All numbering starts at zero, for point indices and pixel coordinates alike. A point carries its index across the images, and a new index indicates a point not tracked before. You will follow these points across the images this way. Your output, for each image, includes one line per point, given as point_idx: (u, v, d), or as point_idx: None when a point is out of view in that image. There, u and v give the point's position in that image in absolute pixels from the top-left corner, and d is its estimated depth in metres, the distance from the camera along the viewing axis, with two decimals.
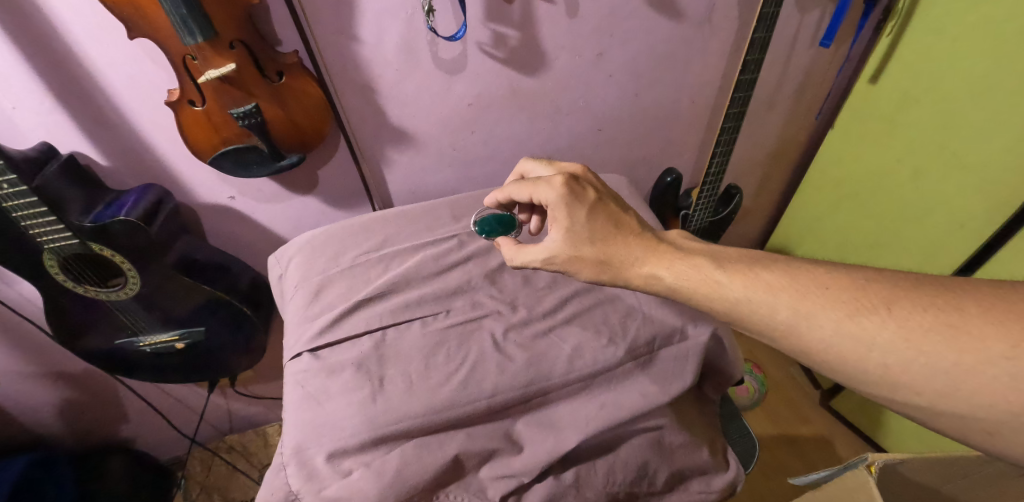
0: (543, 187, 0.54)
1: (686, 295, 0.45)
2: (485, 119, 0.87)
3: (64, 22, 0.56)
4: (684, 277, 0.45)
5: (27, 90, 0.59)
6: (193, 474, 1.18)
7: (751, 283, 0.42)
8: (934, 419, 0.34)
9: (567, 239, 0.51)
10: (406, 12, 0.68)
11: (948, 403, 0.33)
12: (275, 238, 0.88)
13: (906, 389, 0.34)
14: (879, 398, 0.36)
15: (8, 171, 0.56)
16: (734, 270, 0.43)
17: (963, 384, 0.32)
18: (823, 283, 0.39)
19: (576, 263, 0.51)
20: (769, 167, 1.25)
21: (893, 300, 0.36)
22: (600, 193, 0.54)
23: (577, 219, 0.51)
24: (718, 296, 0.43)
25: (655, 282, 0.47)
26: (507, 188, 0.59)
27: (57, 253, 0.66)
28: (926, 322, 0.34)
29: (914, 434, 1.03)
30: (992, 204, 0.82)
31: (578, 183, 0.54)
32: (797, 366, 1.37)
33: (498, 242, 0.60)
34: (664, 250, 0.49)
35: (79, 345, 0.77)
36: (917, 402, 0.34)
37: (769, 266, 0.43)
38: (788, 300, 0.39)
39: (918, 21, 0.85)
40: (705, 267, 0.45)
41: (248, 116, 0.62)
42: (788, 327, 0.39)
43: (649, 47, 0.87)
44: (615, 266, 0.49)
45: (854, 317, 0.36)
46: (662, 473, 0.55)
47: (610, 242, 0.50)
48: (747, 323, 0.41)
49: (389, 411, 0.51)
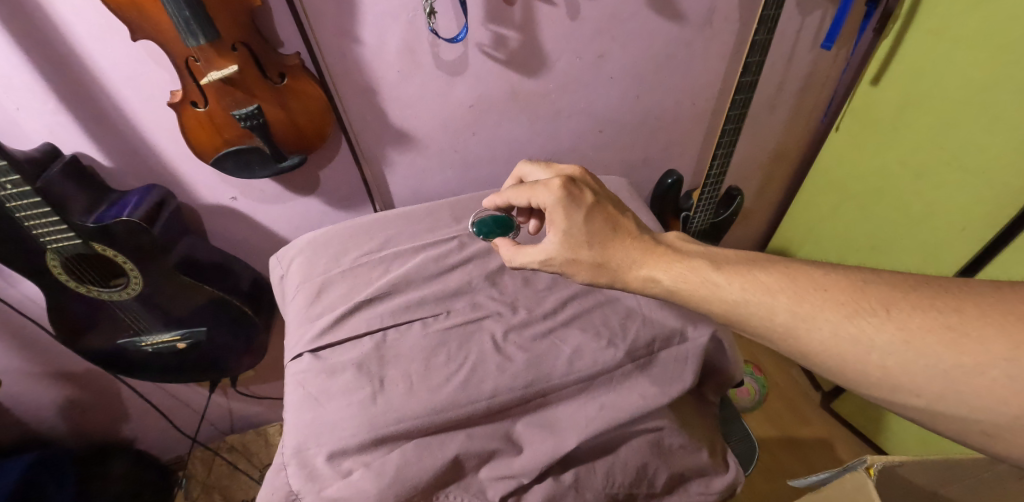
0: (541, 190, 0.54)
1: (685, 297, 0.45)
2: (486, 121, 0.87)
3: (68, 24, 0.56)
4: (682, 279, 0.45)
5: (31, 92, 0.59)
6: (195, 473, 1.18)
7: (749, 285, 0.42)
8: (933, 420, 0.34)
9: (565, 242, 0.51)
10: (407, 14, 0.68)
11: (947, 404, 0.33)
12: (276, 238, 0.89)
13: (906, 390, 0.34)
14: (879, 400, 0.36)
15: (12, 172, 0.56)
16: (732, 272, 0.43)
17: (962, 385, 0.32)
18: (822, 284, 0.39)
19: (575, 266, 0.52)
20: (770, 169, 1.25)
21: (892, 301, 0.36)
22: (598, 196, 0.54)
23: (575, 221, 0.51)
24: (717, 298, 0.43)
25: (653, 284, 0.47)
26: (505, 192, 0.60)
27: (60, 253, 0.66)
28: (925, 323, 0.34)
29: (914, 436, 1.03)
30: (992, 206, 0.82)
31: (575, 185, 0.54)
32: (797, 368, 1.37)
33: (497, 243, 0.60)
34: (662, 252, 0.49)
35: (82, 344, 0.77)
36: (916, 403, 0.34)
37: (766, 268, 0.43)
38: (787, 302, 0.39)
39: (919, 24, 0.85)
40: (703, 269, 0.45)
41: (251, 117, 0.62)
42: (787, 328, 0.39)
43: (649, 49, 0.87)
44: (613, 268, 0.50)
45: (853, 318, 0.36)
46: (661, 475, 0.55)
47: (608, 245, 0.50)
48: (745, 325, 0.41)
49: (389, 412, 0.51)
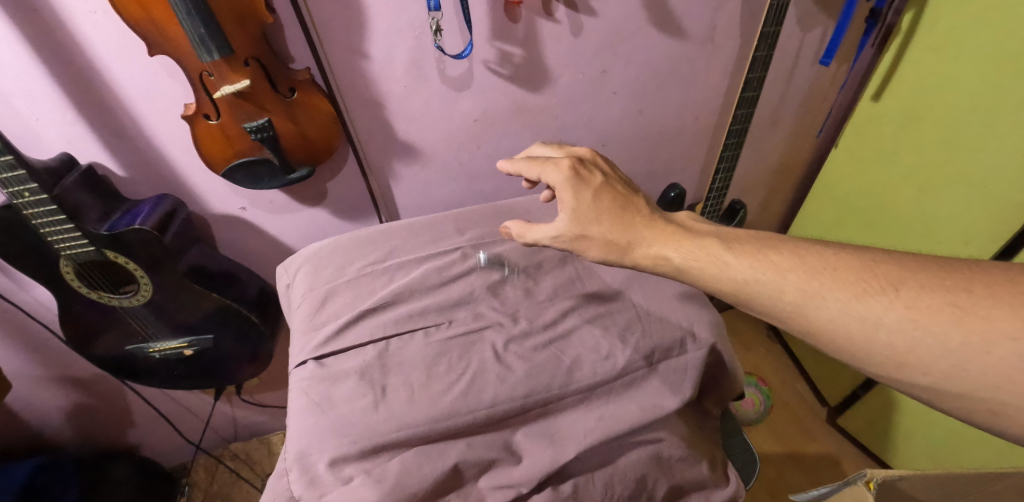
0: (551, 168, 0.56)
1: (695, 275, 0.45)
2: (491, 134, 0.89)
3: (89, 39, 0.59)
4: (692, 257, 0.46)
5: (50, 105, 0.62)
6: (198, 481, 1.19)
7: (759, 264, 0.42)
8: (940, 399, 0.35)
9: (574, 219, 0.53)
10: (415, 30, 0.71)
11: (954, 383, 0.34)
12: (284, 248, 0.90)
13: (914, 370, 0.35)
14: (886, 379, 0.37)
15: (30, 181, 0.59)
16: (742, 252, 0.43)
17: (969, 364, 0.33)
18: (831, 265, 0.39)
19: (584, 243, 0.53)
20: (772, 184, 1.26)
21: (901, 281, 0.36)
22: (608, 177, 0.55)
23: (584, 200, 0.53)
24: (726, 277, 0.43)
25: (663, 262, 0.47)
26: (517, 163, 0.59)
27: (73, 260, 0.68)
28: (934, 303, 0.34)
29: (924, 453, 1.01)
30: (994, 213, 0.81)
31: (584, 167, 0.56)
32: (802, 383, 1.35)
33: (507, 226, 0.62)
34: (672, 231, 0.49)
35: (93, 349, 0.79)
36: (924, 382, 0.35)
37: (776, 247, 0.43)
38: (796, 281, 0.40)
39: (919, 36, 0.86)
40: (712, 247, 0.45)
41: (261, 130, 0.64)
42: (795, 308, 0.39)
43: (652, 65, 0.89)
44: (623, 246, 0.50)
45: (862, 297, 0.37)
46: (661, 488, 0.54)
47: (617, 223, 0.51)
48: (754, 303, 0.42)
49: (390, 419, 0.52)
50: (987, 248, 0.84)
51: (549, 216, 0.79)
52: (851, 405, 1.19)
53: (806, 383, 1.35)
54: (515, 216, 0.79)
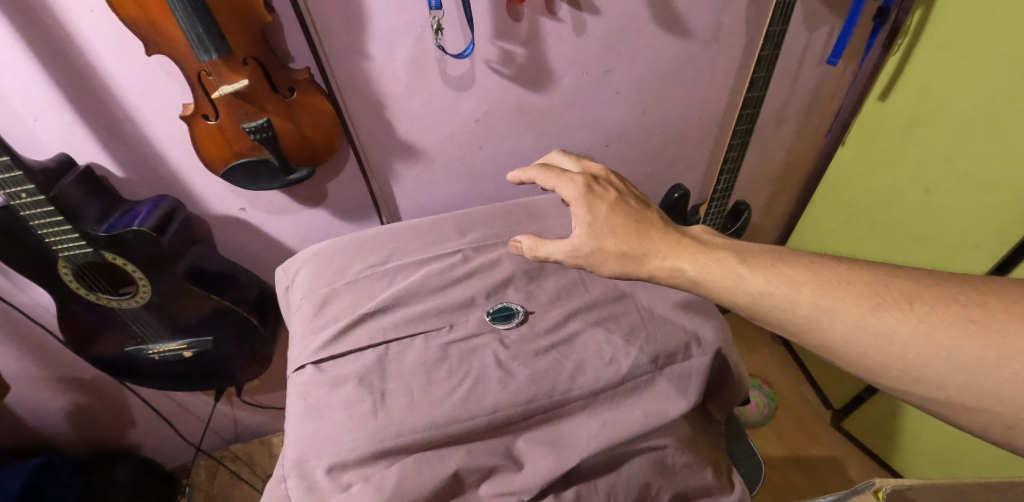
0: (565, 183, 0.55)
1: (709, 288, 0.44)
2: (493, 134, 0.88)
3: (87, 40, 0.58)
4: (707, 270, 0.44)
5: (47, 105, 0.61)
6: (198, 482, 1.19)
7: (773, 277, 0.41)
8: (954, 413, 0.34)
9: (589, 233, 0.52)
10: (415, 30, 0.70)
11: (968, 396, 0.33)
12: (284, 249, 0.89)
13: (928, 382, 0.34)
14: (900, 392, 0.37)
15: (27, 182, 0.58)
16: (756, 265, 0.42)
17: (983, 378, 0.32)
18: (845, 279, 0.39)
19: (599, 256, 0.51)
20: (777, 184, 1.24)
21: (915, 295, 0.36)
22: (622, 193, 0.55)
23: (598, 214, 0.52)
24: (740, 290, 0.42)
25: (678, 275, 0.46)
26: (529, 171, 0.58)
27: (71, 261, 0.68)
28: (949, 317, 0.34)
29: (930, 458, 0.99)
30: (1003, 216, 0.80)
31: (598, 183, 0.55)
32: (806, 385, 1.34)
33: (517, 240, 0.60)
34: (687, 244, 0.48)
35: (92, 351, 0.79)
36: (938, 395, 0.34)
37: (790, 260, 0.42)
38: (810, 295, 0.39)
39: (929, 36, 0.85)
40: (727, 260, 0.44)
41: (260, 130, 0.63)
42: (810, 321, 0.38)
43: (656, 64, 0.88)
44: (637, 258, 0.49)
45: (876, 311, 0.36)
46: (665, 495, 0.53)
47: (631, 236, 0.50)
48: (768, 317, 0.41)
49: (389, 425, 0.51)
50: (994, 254, 0.82)
51: (551, 218, 0.78)
52: (856, 408, 1.18)
53: (810, 385, 1.34)
54: (517, 218, 0.78)
